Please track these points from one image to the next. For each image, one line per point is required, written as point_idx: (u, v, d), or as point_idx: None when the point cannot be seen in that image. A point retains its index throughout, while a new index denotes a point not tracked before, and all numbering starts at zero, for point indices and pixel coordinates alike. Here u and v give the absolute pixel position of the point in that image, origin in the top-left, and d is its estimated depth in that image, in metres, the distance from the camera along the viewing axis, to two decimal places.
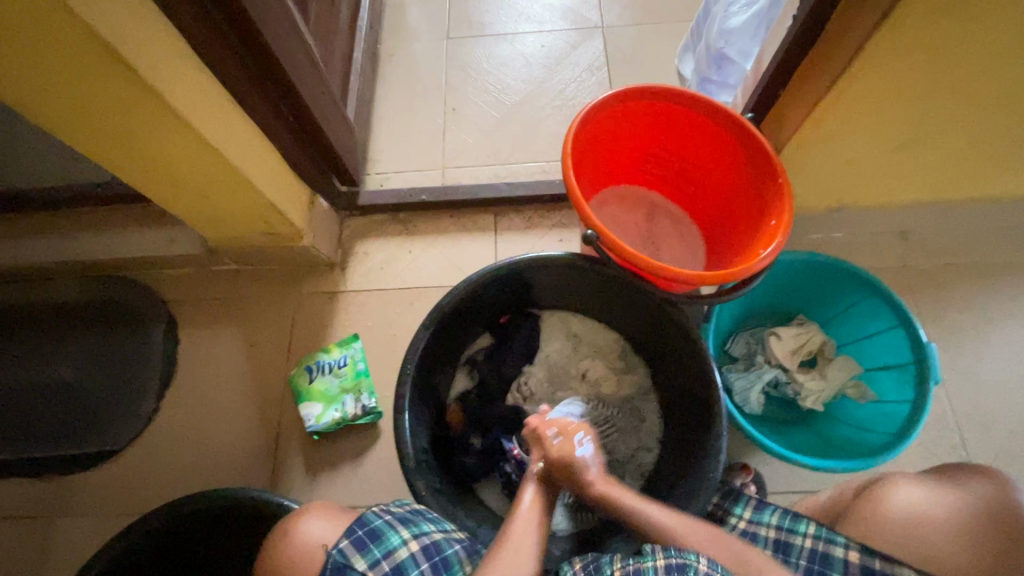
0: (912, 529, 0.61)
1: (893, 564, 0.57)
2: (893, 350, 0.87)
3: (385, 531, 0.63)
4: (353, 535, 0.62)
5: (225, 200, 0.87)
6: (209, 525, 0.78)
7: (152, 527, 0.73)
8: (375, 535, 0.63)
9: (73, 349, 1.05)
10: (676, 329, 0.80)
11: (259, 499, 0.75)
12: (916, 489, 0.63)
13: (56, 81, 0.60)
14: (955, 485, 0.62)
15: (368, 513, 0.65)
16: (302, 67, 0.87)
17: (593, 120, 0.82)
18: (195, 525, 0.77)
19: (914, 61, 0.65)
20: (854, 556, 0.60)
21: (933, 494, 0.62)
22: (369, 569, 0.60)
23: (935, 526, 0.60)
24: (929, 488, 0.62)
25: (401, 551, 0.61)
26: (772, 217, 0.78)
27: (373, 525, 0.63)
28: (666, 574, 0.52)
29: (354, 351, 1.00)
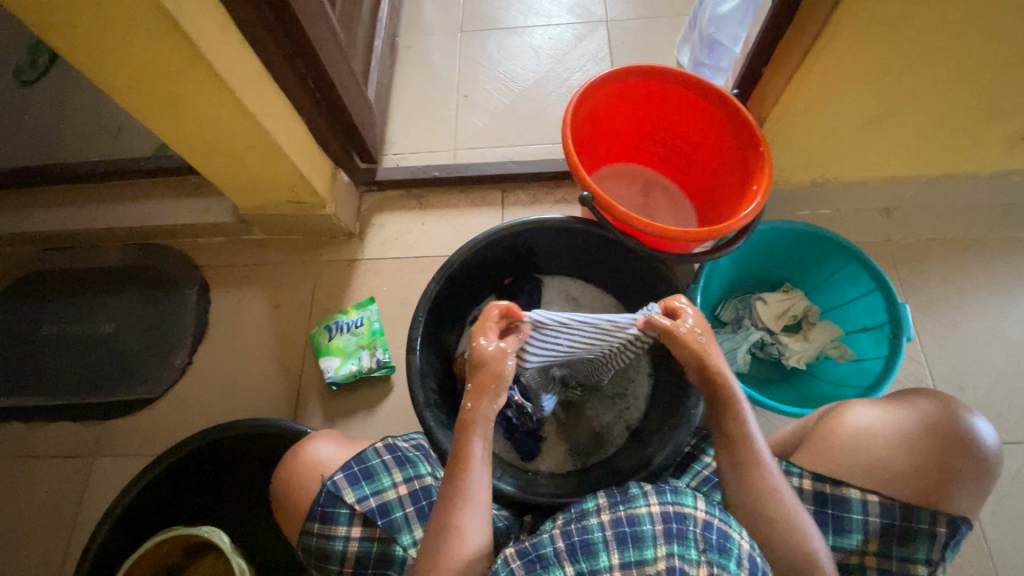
0: (864, 442, 0.66)
1: (844, 487, 0.65)
2: (870, 312, 0.94)
3: (379, 472, 0.72)
4: (347, 471, 0.70)
5: (257, 168, 0.97)
6: (238, 454, 0.88)
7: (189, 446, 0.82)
8: (368, 473, 0.71)
9: (115, 307, 1.15)
10: (665, 285, 0.87)
11: (280, 427, 0.84)
12: (872, 409, 0.68)
13: (123, 49, 0.70)
14: (904, 407, 0.68)
15: (368, 451, 0.73)
16: (330, 49, 0.96)
17: (592, 96, 0.90)
18: (226, 450, 0.86)
19: (878, 37, 0.72)
20: (808, 484, 0.67)
21: (885, 414, 0.67)
22: (357, 502, 0.69)
23: (884, 440, 0.65)
24: (884, 410, 0.68)
25: (389, 492, 0.70)
26: (755, 183, 0.85)
27: (368, 464, 0.72)
28: (664, 523, 0.54)
29: (370, 312, 1.09)
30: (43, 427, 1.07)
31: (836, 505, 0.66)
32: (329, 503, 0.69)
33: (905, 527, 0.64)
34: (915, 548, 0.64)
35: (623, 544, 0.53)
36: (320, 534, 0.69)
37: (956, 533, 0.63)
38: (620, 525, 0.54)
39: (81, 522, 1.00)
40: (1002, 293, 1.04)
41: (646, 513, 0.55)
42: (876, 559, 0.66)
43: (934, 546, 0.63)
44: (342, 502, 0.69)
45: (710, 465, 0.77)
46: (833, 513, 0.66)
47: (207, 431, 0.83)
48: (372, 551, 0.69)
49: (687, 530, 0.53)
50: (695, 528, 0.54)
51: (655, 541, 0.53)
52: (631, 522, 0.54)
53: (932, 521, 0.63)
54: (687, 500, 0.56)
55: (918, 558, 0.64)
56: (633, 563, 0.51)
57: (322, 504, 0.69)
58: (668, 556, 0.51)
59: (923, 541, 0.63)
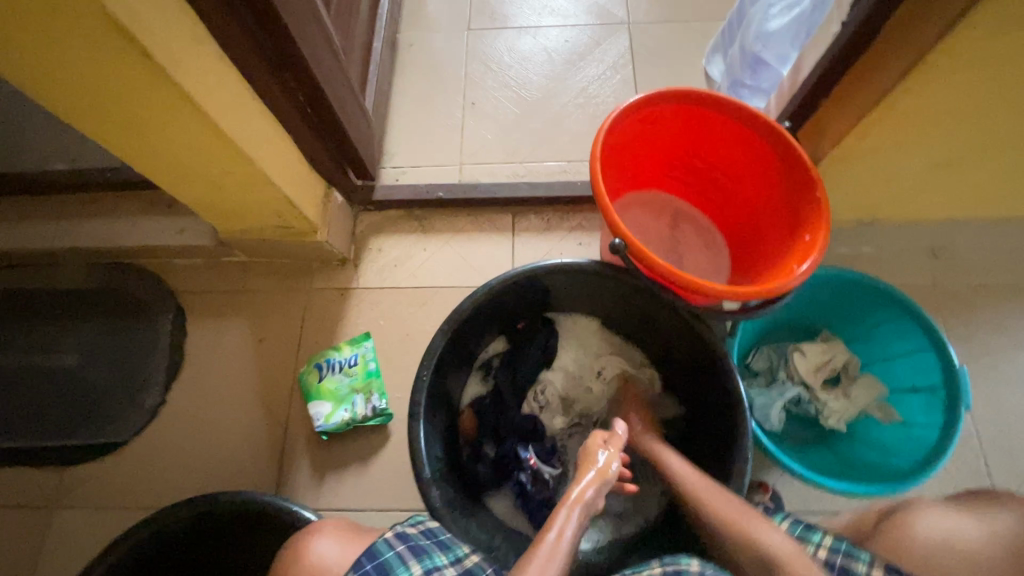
0: (941, 554, 0.60)
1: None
2: (922, 371, 0.85)
3: (395, 566, 0.58)
4: (360, 569, 0.57)
5: (239, 193, 0.85)
6: (202, 533, 0.75)
7: (132, 540, 0.70)
8: (383, 569, 0.58)
9: (78, 337, 1.03)
10: (701, 342, 0.77)
11: (243, 499, 0.72)
12: (952, 515, 0.63)
13: (69, 69, 0.57)
14: (990, 514, 0.62)
15: (378, 543, 0.60)
16: (323, 57, 0.84)
17: (623, 123, 0.79)
18: (183, 535, 0.74)
19: (969, 78, 0.62)
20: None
21: (965, 523, 0.62)
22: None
23: (963, 551, 0.60)
24: (964, 517, 0.63)
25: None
26: (807, 232, 0.75)
27: (382, 558, 0.59)
28: None
29: (366, 350, 0.98)
30: None
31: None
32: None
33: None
34: None
35: None
36: None
37: None
38: None
39: None
40: None
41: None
42: None
43: None
44: None
45: None
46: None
47: (149, 519, 0.71)
48: None
49: None
50: None
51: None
52: None
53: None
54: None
55: None
56: None
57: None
58: None
59: None
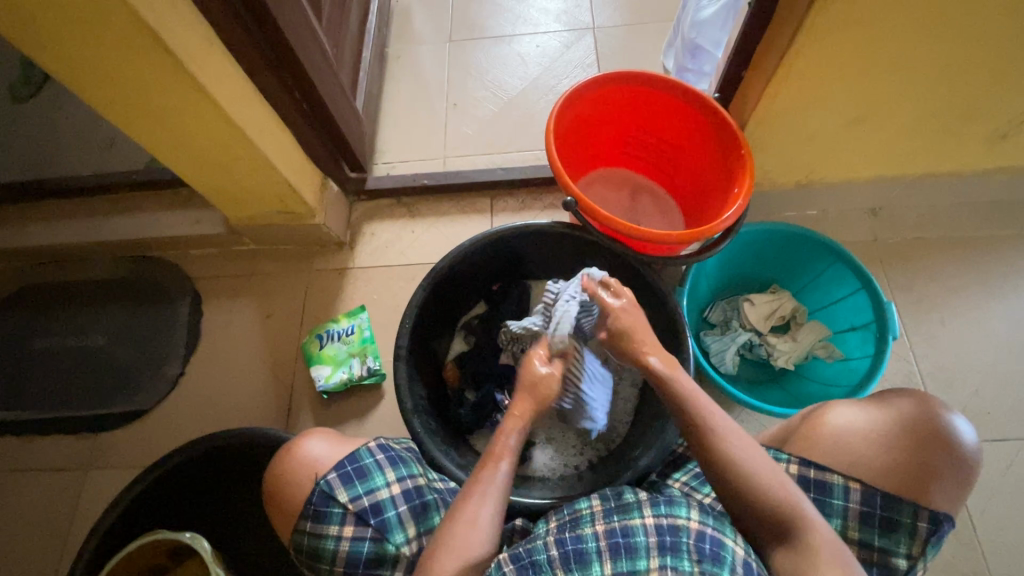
0: (846, 443, 0.65)
1: (827, 472, 0.64)
2: (858, 311, 0.94)
3: (372, 471, 0.70)
4: (340, 470, 0.69)
5: (247, 180, 0.98)
6: (216, 464, 0.88)
7: (158, 466, 0.82)
8: (361, 472, 0.70)
9: (107, 321, 1.15)
10: (650, 286, 0.88)
11: (250, 433, 0.84)
12: (856, 408, 0.67)
13: (110, 68, 0.71)
14: (887, 403, 0.66)
15: (361, 451, 0.72)
16: (317, 60, 0.98)
17: (575, 102, 0.91)
18: (198, 465, 0.86)
19: (851, 40, 0.74)
20: (793, 469, 0.65)
21: (867, 413, 0.66)
22: (350, 502, 0.68)
23: (863, 438, 0.64)
24: (865, 408, 0.66)
25: (382, 492, 0.69)
26: (737, 186, 0.86)
27: (362, 463, 0.70)
28: (656, 535, 0.57)
29: (361, 320, 1.09)
30: (34, 442, 1.07)
31: (819, 490, 0.64)
32: (322, 502, 0.68)
33: (886, 517, 0.62)
34: (895, 540, 0.61)
35: (616, 554, 0.56)
36: (312, 532, 0.68)
37: (938, 529, 0.60)
38: (614, 536, 0.58)
39: (72, 537, 1.00)
40: (989, 289, 1.05)
41: (640, 524, 0.58)
42: (855, 548, 0.63)
43: (915, 540, 0.61)
44: (335, 501, 0.68)
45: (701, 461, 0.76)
46: (814, 498, 0.64)
47: (176, 451, 0.83)
48: (363, 550, 0.67)
49: (680, 542, 0.56)
50: (688, 539, 0.56)
51: (648, 553, 0.56)
52: (625, 533, 0.58)
53: (913, 515, 0.61)
54: (681, 511, 0.59)
55: (898, 551, 0.62)
56: (626, 572, 0.55)
57: (315, 503, 0.68)
58: (661, 568, 0.54)
59: (905, 533, 0.61)
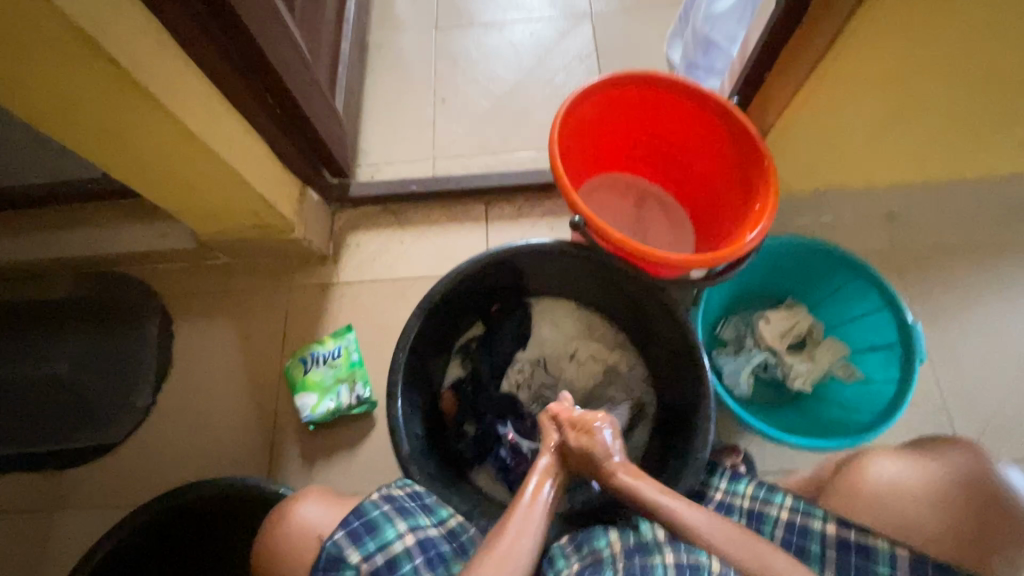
0: (889, 502, 0.64)
1: (870, 535, 0.61)
2: (879, 330, 0.88)
3: (381, 524, 0.64)
4: (347, 528, 0.63)
5: (217, 195, 0.88)
6: (188, 518, 0.79)
7: (126, 525, 0.74)
8: (371, 527, 0.63)
9: (67, 345, 1.05)
10: (664, 311, 0.81)
11: (228, 484, 0.76)
12: (897, 464, 0.66)
13: (48, 82, 0.61)
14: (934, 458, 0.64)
15: (366, 503, 0.65)
16: (291, 58, 0.87)
17: (581, 106, 0.83)
18: (172, 522, 0.77)
19: (891, 44, 0.67)
20: (831, 528, 0.64)
21: (911, 466, 0.65)
22: (363, 561, 0.62)
23: (907, 494, 0.64)
24: (907, 460, 0.66)
25: (396, 545, 0.62)
26: (758, 201, 0.79)
27: (368, 517, 0.64)
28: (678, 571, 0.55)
29: (348, 342, 1.01)
30: None
31: (861, 554, 0.62)
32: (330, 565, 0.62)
33: None
34: None
35: None
36: None
37: None
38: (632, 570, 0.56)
39: None
40: (1010, 300, 1.00)
41: (659, 562, 0.56)
42: None
43: None
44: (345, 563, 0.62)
45: (718, 500, 0.73)
46: (858, 562, 0.62)
47: (142, 507, 0.74)
48: None
49: None
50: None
51: None
52: (643, 568, 0.56)
53: None
54: (701, 553, 0.57)
55: None
56: None
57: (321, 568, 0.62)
58: None
59: None
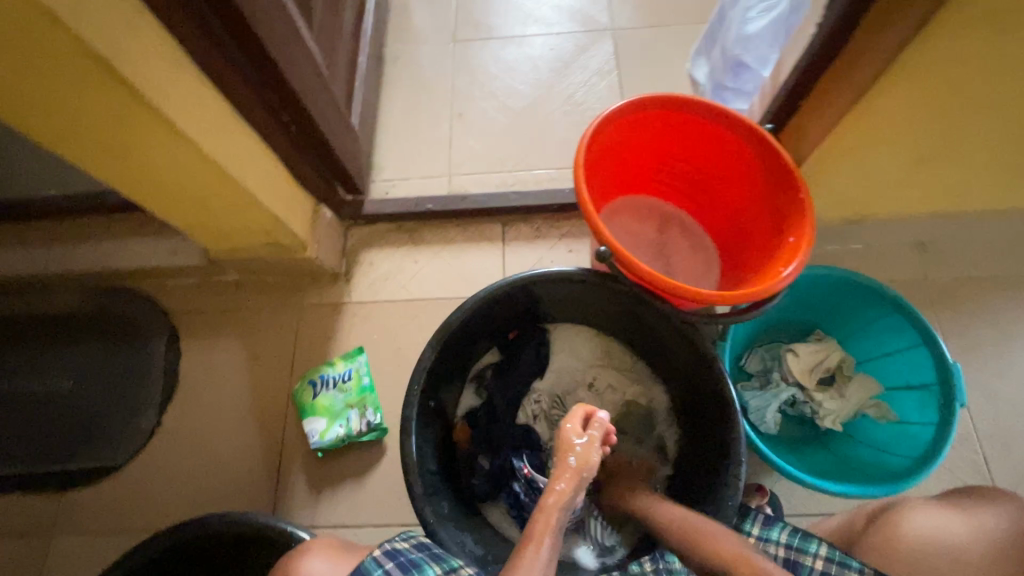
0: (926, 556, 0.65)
1: None
2: (915, 368, 0.84)
3: None
4: None
5: (229, 214, 0.85)
6: (190, 553, 0.75)
7: (127, 560, 0.70)
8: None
9: (72, 362, 1.03)
10: (691, 345, 0.77)
11: (232, 519, 0.72)
12: (931, 515, 0.67)
13: (59, 103, 0.58)
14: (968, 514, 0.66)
15: (366, 564, 0.62)
16: (308, 75, 0.84)
17: (607, 130, 0.79)
18: (174, 558, 0.74)
19: (942, 74, 0.63)
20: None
21: (945, 521, 0.66)
22: None
23: (949, 548, 0.64)
24: (947, 511, 0.67)
25: None
26: (792, 233, 0.75)
27: None
28: None
29: (359, 365, 0.98)
30: None
31: None
32: None
33: None
34: None
35: None
36: None
37: None
38: None
39: None
40: None
41: None
42: None
43: None
44: None
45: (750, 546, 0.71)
46: None
47: (146, 542, 0.71)
48: None
49: None
50: None
51: None
52: None
53: None
54: None
55: None
56: None
57: None
58: None
59: None
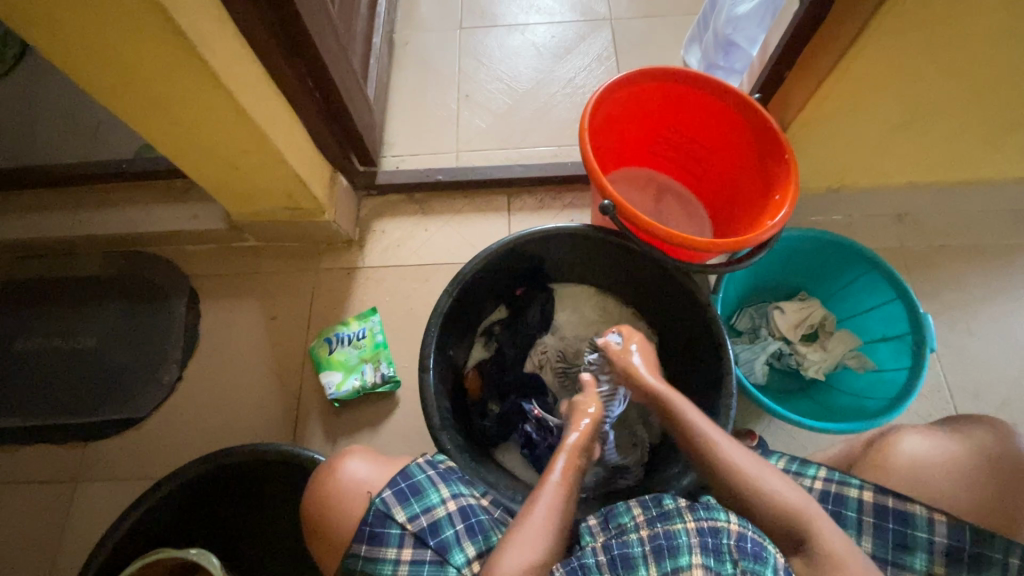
0: (918, 472, 0.66)
1: (907, 501, 0.62)
2: (890, 321, 0.91)
3: (426, 488, 0.65)
4: (395, 487, 0.64)
5: (255, 174, 0.91)
6: (220, 483, 0.80)
7: (166, 484, 0.75)
8: (416, 489, 0.65)
9: (95, 321, 1.07)
10: (688, 294, 0.83)
11: (263, 448, 0.78)
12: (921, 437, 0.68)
13: (113, 49, 0.64)
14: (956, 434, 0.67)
15: (412, 467, 0.67)
16: (331, 45, 0.91)
17: (609, 98, 0.86)
18: (206, 486, 0.79)
19: (911, 41, 0.70)
20: (868, 495, 0.64)
21: (934, 441, 0.67)
22: (409, 521, 0.62)
23: (941, 468, 0.65)
24: (936, 434, 0.68)
25: (439, 509, 0.64)
26: (779, 190, 0.82)
27: (415, 479, 0.66)
28: (699, 537, 0.53)
29: (373, 323, 1.03)
30: (17, 452, 1.00)
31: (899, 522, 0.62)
32: (378, 522, 0.63)
33: (975, 553, 0.60)
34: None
35: (660, 555, 0.53)
36: (367, 558, 0.62)
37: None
38: (657, 539, 0.54)
39: (62, 556, 0.93)
40: (1015, 300, 1.04)
41: (682, 527, 0.54)
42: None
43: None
44: (392, 521, 0.63)
45: None
46: (894, 527, 0.63)
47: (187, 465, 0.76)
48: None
49: (722, 544, 0.52)
50: (729, 541, 0.52)
51: (691, 552, 0.52)
52: (667, 536, 0.54)
53: (1005, 551, 0.59)
54: (720, 515, 0.55)
55: None
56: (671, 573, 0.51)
57: (370, 524, 0.63)
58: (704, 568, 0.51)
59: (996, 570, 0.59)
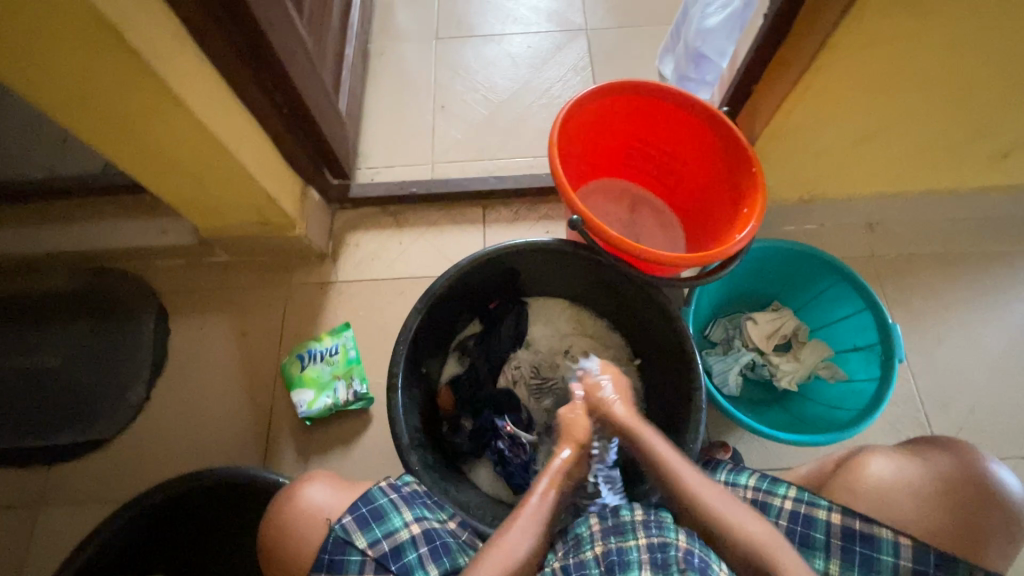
0: (886, 495, 0.65)
1: (873, 524, 0.63)
2: (861, 331, 0.92)
3: (388, 512, 0.65)
4: (356, 513, 0.64)
5: (222, 189, 0.89)
6: (185, 507, 0.79)
7: (127, 510, 0.74)
8: (377, 514, 0.64)
9: (61, 339, 1.05)
10: (659, 308, 0.83)
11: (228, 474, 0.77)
12: (890, 460, 0.68)
13: (64, 67, 0.62)
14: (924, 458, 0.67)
15: (373, 491, 0.66)
16: (299, 59, 0.89)
17: (578, 112, 0.86)
18: (170, 511, 0.77)
19: (873, 56, 0.71)
20: (836, 518, 0.65)
21: (903, 465, 0.67)
22: (369, 547, 0.62)
23: (907, 489, 0.65)
24: (904, 456, 0.68)
25: (402, 533, 0.63)
26: (748, 203, 0.83)
27: (376, 503, 0.65)
28: (648, 552, 0.55)
29: (346, 339, 1.02)
30: None
31: (864, 542, 0.63)
32: (337, 549, 0.62)
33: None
34: None
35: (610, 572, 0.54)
36: None
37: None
38: (609, 555, 0.55)
39: None
40: (984, 307, 1.05)
41: (633, 543, 0.56)
42: None
43: None
44: (352, 548, 0.62)
45: None
46: (861, 551, 0.64)
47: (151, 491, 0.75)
48: None
49: (668, 558, 0.54)
50: (676, 553, 0.54)
51: (641, 568, 0.54)
52: (619, 552, 0.55)
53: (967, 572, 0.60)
54: (669, 531, 0.56)
55: None
56: None
57: (329, 551, 0.63)
58: None
59: None
